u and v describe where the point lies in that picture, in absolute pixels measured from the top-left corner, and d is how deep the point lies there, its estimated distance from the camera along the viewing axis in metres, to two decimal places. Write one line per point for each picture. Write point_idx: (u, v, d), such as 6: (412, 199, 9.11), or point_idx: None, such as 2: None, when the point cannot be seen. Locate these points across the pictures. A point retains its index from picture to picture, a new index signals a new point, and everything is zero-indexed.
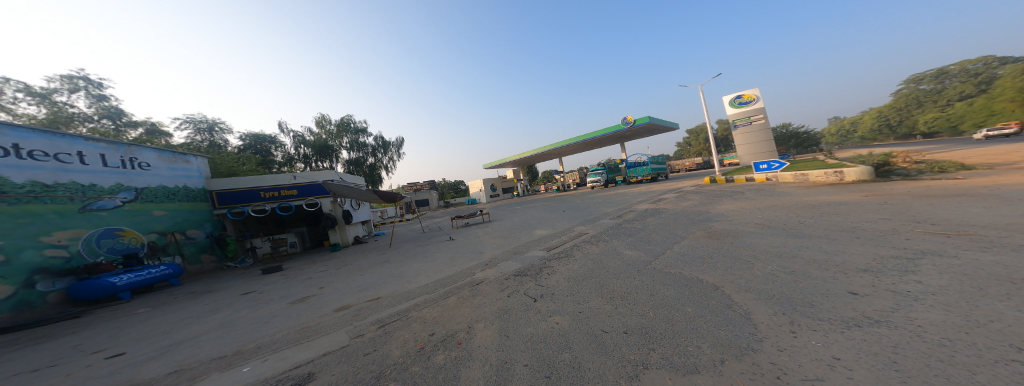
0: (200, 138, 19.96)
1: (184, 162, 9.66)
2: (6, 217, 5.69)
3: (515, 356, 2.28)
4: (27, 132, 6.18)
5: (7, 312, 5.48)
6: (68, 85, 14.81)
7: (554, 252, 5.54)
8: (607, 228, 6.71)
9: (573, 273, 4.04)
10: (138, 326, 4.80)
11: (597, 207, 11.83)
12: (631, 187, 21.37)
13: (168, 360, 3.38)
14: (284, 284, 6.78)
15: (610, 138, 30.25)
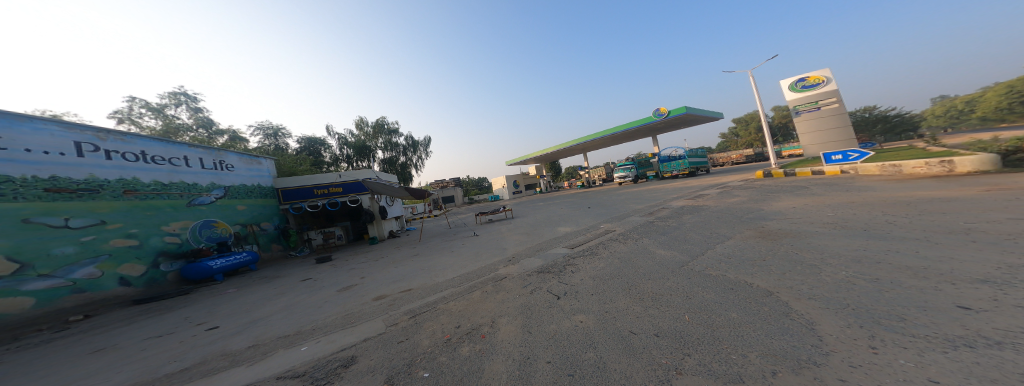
0: (269, 142, 22.62)
1: (260, 163, 11.17)
2: (138, 209, 7.13)
3: (537, 352, 2.28)
4: (150, 141, 7.76)
5: (141, 286, 6.85)
6: (175, 100, 17.68)
7: (581, 249, 5.43)
8: (637, 226, 6.42)
9: (600, 271, 3.92)
10: (219, 305, 5.62)
11: (627, 204, 11.28)
12: (663, 183, 20.12)
13: (245, 335, 3.92)
14: (332, 273, 7.47)
15: (640, 131, 28.69)
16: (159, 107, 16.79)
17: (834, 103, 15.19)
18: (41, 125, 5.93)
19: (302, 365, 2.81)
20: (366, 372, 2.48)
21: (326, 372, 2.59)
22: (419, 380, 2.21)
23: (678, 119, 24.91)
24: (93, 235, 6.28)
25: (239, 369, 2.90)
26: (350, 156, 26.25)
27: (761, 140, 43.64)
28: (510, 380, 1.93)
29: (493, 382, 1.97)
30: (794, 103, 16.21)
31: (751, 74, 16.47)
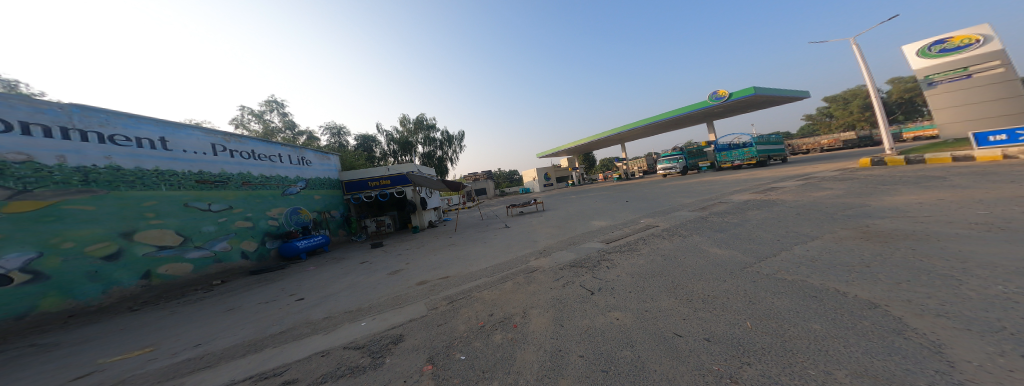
0: (334, 140, 25.47)
1: (330, 159, 12.61)
2: (251, 197, 8.68)
3: (569, 345, 2.27)
4: (255, 141, 9.33)
5: (256, 261, 8.41)
6: (269, 108, 20.83)
7: (621, 242, 5.19)
8: (686, 222, 5.89)
9: (640, 268, 3.71)
10: (298, 280, 6.63)
11: (675, 198, 10.33)
12: (716, 175, 18.03)
13: (321, 307, 4.59)
14: (383, 258, 8.26)
15: (691, 118, 25.96)
16: (258, 113, 19.95)
17: (993, 67, 11.87)
18: (190, 132, 7.65)
19: (361, 338, 3.20)
20: (412, 350, 2.72)
21: (380, 346, 2.92)
22: (457, 362, 2.36)
23: (742, 102, 21.83)
24: (225, 217, 7.89)
25: (317, 337, 3.42)
26: (394, 152, 28.33)
27: (863, 121, 35.37)
28: (542, 370, 1.96)
29: (526, 371, 2.00)
30: (924, 73, 13.13)
31: (852, 39, 13.51)
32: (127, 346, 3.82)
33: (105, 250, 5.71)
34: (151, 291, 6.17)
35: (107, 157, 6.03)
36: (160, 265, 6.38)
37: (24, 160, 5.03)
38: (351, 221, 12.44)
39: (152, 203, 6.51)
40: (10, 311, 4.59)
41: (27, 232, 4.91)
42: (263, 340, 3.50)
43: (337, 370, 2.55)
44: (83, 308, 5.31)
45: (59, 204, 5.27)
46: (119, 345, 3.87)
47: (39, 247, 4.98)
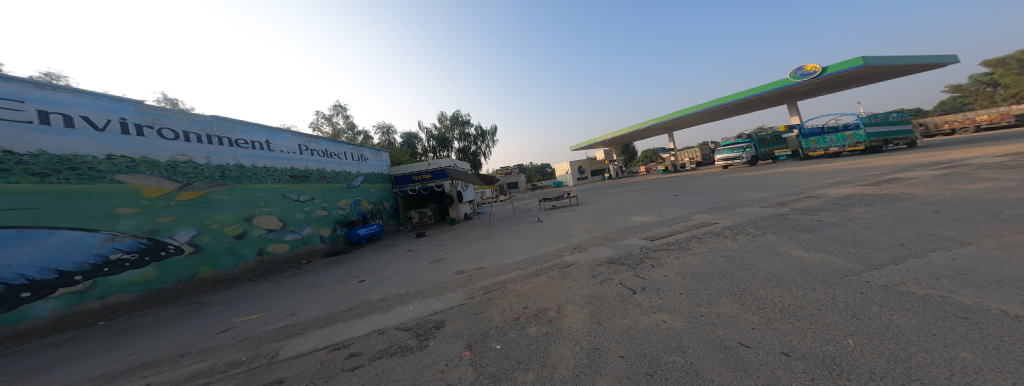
0: (384, 138, 27.77)
1: (382, 156, 13.81)
2: (327, 190, 9.97)
3: (607, 344, 2.20)
4: (329, 142, 10.67)
5: (330, 244, 9.72)
6: (337, 111, 23.42)
7: (669, 240, 4.82)
8: (755, 220, 5.16)
9: (693, 267, 3.39)
10: (354, 265, 7.43)
11: (736, 192, 9.14)
12: (785, 167, 15.60)
13: (377, 289, 5.10)
14: (426, 247, 8.84)
15: (761, 100, 22.76)
16: (326, 116, 22.59)
17: None
18: (286, 135, 9.14)
19: (410, 321, 3.50)
20: (452, 336, 2.89)
21: (425, 330, 3.15)
22: (493, 351, 2.44)
23: (843, 76, 18.27)
24: (311, 207, 9.26)
25: (373, 316, 3.82)
26: (434, 147, 29.81)
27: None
28: (578, 367, 1.93)
29: (561, 366, 1.98)
30: None
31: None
32: (238, 312, 4.73)
33: (236, 230, 7.23)
34: (262, 266, 7.60)
35: (235, 157, 7.63)
36: (268, 244, 7.81)
37: (187, 160, 6.69)
38: (399, 213, 13.55)
39: (263, 195, 7.99)
40: (182, 275, 6.15)
41: (192, 215, 6.49)
42: (334, 315, 4.04)
43: (390, 348, 2.83)
44: (224, 275, 6.83)
45: (210, 194, 6.87)
46: (233, 311, 4.82)
47: (198, 227, 6.53)
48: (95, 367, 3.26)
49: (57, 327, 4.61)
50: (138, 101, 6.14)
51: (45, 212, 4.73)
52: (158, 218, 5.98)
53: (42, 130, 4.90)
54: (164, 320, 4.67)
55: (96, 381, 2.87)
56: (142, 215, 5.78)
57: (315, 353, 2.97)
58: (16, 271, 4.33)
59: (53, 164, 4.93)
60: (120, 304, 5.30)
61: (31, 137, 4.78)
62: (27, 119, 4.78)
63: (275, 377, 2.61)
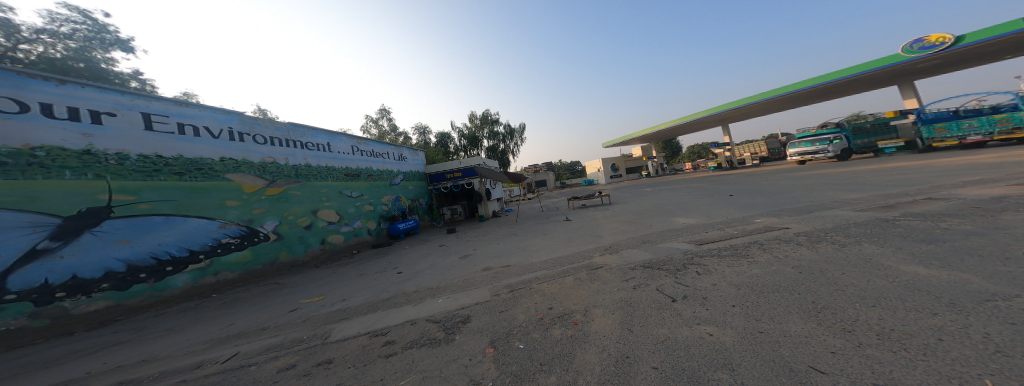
0: (421, 138, 29.25)
1: (419, 155, 14.52)
2: (374, 187, 10.81)
3: (639, 353, 2.03)
4: (378, 144, 11.62)
5: (376, 237, 10.50)
6: (382, 114, 25.55)
7: (720, 245, 4.32)
8: (835, 225, 4.34)
9: (750, 275, 2.96)
10: (389, 258, 7.88)
11: (806, 194, 7.93)
12: (865, 164, 13.22)
13: (409, 281, 5.35)
14: (454, 243, 9.07)
15: (845, 85, 19.48)
16: (373, 119, 24.57)
17: None
18: (343, 138, 10.20)
19: (439, 314, 3.59)
20: (476, 332, 2.89)
21: (452, 324, 3.21)
22: (516, 350, 2.39)
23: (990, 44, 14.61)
24: (362, 202, 10.12)
25: (406, 307, 4.00)
26: (465, 146, 30.60)
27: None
28: (605, 375, 1.81)
29: (586, 372, 1.89)
30: None
31: None
32: (293, 296, 5.30)
33: (306, 221, 8.21)
34: (323, 254, 8.50)
35: (306, 158, 8.73)
36: (328, 235, 8.72)
37: (273, 162, 7.84)
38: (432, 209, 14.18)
39: (326, 191, 8.98)
40: (267, 259, 7.16)
41: (277, 208, 7.58)
42: (372, 304, 4.31)
43: (420, 339, 2.93)
44: (297, 261, 7.76)
45: (288, 190, 7.94)
46: (286, 295, 5.38)
47: (278, 218, 7.56)
48: (183, 335, 3.87)
49: (188, 296, 5.80)
50: (240, 113, 7.43)
51: (182, 203, 5.98)
52: (252, 209, 7.09)
53: (180, 139, 6.24)
54: (236, 299, 5.39)
55: (184, 349, 3.40)
56: (243, 207, 6.91)
57: (357, 338, 3.19)
58: (162, 249, 5.59)
59: (187, 165, 6.22)
60: (226, 281, 6.37)
61: (173, 144, 6.11)
62: (171, 130, 6.13)
63: (323, 357, 2.84)
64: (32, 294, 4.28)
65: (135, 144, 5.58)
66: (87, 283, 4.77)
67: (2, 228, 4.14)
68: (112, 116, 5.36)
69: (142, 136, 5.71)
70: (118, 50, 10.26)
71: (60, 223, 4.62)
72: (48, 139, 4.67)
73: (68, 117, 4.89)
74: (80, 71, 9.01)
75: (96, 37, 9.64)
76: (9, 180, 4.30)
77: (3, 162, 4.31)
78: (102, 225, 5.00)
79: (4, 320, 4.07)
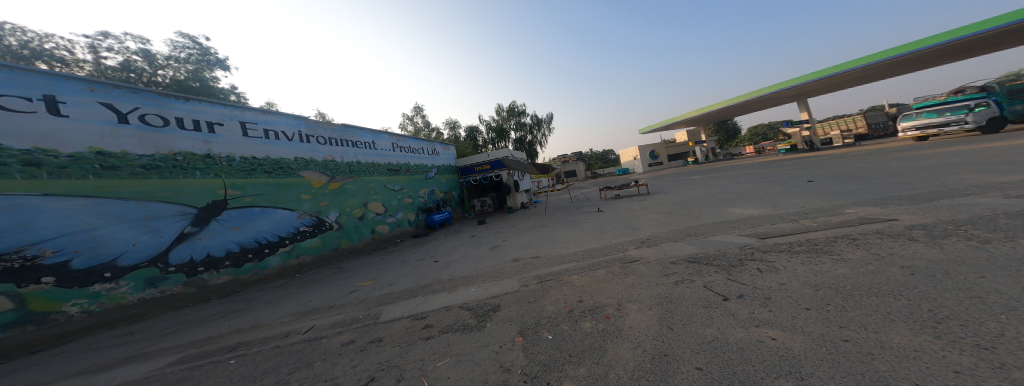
0: (452, 133, 30.07)
1: (451, 149, 14.90)
2: (412, 180, 11.41)
3: (680, 352, 1.86)
4: (413, 140, 12.16)
5: (415, 227, 11.13)
6: (417, 111, 26.71)
7: (790, 239, 3.79)
8: (955, 218, 3.51)
9: (831, 276, 2.52)
10: (424, 248, 8.28)
11: (907, 181, 6.56)
12: (988, 143, 10.61)
13: (443, 270, 5.56)
14: (484, 234, 9.25)
15: (979, 41, 15.36)
16: (409, 116, 25.84)
17: None
18: (385, 136, 10.83)
19: (471, 301, 3.68)
20: (506, 320, 2.91)
21: (482, 312, 3.26)
22: (545, 340, 2.37)
23: None
24: (403, 195, 10.76)
25: (440, 295, 4.15)
26: (493, 139, 30.75)
27: None
28: (640, 371, 1.70)
29: (618, 366, 1.80)
30: None
31: None
32: (344, 280, 5.83)
33: (359, 212, 8.95)
34: (374, 242, 9.24)
35: (358, 156, 9.48)
36: (377, 225, 9.43)
37: (333, 160, 8.64)
38: (463, 201, 14.62)
39: (375, 185, 9.68)
40: (333, 245, 7.97)
41: (337, 201, 8.35)
42: (411, 290, 4.56)
43: (454, 324, 3.02)
44: (354, 248, 8.54)
45: (345, 184, 8.72)
46: (335, 280, 5.93)
47: (339, 209, 8.32)
48: (255, 310, 4.48)
49: (281, 274, 6.72)
50: (306, 118, 8.25)
51: (271, 197, 6.87)
52: (320, 202, 7.91)
53: (266, 142, 7.12)
54: (294, 282, 6.09)
55: (256, 323, 3.93)
56: (313, 200, 7.73)
57: (400, 320, 3.40)
58: (262, 235, 6.54)
59: (273, 165, 7.10)
60: (306, 264, 7.25)
61: (262, 147, 7.00)
62: (261, 135, 7.05)
63: (374, 336, 3.07)
64: (185, 268, 5.38)
65: (238, 148, 6.56)
66: (217, 260, 5.80)
67: (163, 216, 5.26)
68: (221, 125, 6.35)
69: (241, 142, 6.64)
70: (219, 68, 12.33)
71: (197, 213, 5.68)
72: (183, 146, 5.73)
73: (193, 128, 5.93)
74: (198, 89, 11.36)
75: (205, 59, 11.88)
76: (163, 180, 5.37)
77: (159, 165, 5.37)
78: (222, 214, 6.01)
79: (171, 286, 5.20)
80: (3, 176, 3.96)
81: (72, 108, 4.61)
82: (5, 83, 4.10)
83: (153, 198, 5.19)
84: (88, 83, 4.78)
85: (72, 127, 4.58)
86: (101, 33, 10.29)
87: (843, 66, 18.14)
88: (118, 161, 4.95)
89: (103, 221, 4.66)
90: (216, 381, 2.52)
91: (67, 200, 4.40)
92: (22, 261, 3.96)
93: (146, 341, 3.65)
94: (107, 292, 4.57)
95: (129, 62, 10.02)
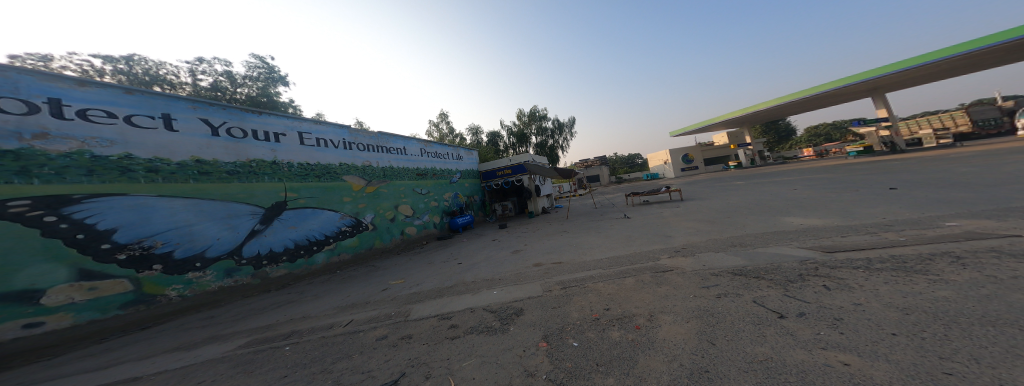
0: (475, 138, 30.81)
1: (474, 154, 15.29)
2: (438, 184, 11.88)
3: (725, 369, 1.71)
4: (440, 146, 12.70)
5: (440, 229, 11.52)
6: (443, 117, 27.81)
7: (867, 254, 3.32)
8: None
9: (919, 301, 2.15)
10: (449, 250, 8.52)
11: (1021, 190, 5.44)
12: None
13: (468, 272, 5.68)
14: (507, 238, 9.30)
15: None
16: (435, 123, 27.00)
17: None
18: (415, 143, 11.43)
19: (495, 304, 3.71)
20: (530, 325, 2.89)
21: (506, 315, 3.27)
22: (570, 347, 2.31)
23: None
24: (429, 198, 11.23)
25: (464, 296, 4.24)
26: (515, 143, 30.96)
27: None
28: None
29: (651, 379, 1.71)
30: None
31: None
32: (376, 278, 6.17)
33: (391, 214, 9.48)
34: (403, 243, 9.71)
35: (393, 161, 10.12)
36: (406, 226, 9.91)
37: (371, 166, 9.31)
38: (486, 205, 14.86)
39: (405, 189, 10.22)
40: (368, 245, 8.52)
41: (373, 203, 8.94)
42: (436, 290, 4.71)
43: (479, 326, 3.07)
44: (386, 248, 9.05)
45: (380, 188, 9.32)
46: (368, 278, 6.30)
47: (374, 211, 8.89)
48: (300, 303, 4.89)
49: (325, 270, 7.32)
50: (349, 127, 9.00)
51: (320, 199, 7.56)
52: (359, 204, 8.53)
53: (318, 150, 7.86)
54: (333, 278, 6.59)
55: (301, 314, 4.29)
56: (353, 203, 8.37)
57: (428, 319, 3.53)
58: (312, 233, 7.19)
59: (323, 170, 7.82)
60: (346, 261, 7.82)
61: (315, 154, 7.74)
62: (314, 144, 7.81)
63: (404, 333, 3.22)
64: (253, 261, 6.09)
65: (297, 155, 7.33)
66: (277, 255, 6.49)
67: (239, 215, 6.02)
68: (284, 136, 7.16)
69: (299, 149, 7.41)
70: (281, 84, 13.95)
71: (263, 213, 6.42)
72: (255, 154, 6.52)
73: (264, 138, 6.75)
74: (265, 104, 13.00)
75: (271, 77, 13.51)
76: (240, 184, 6.16)
77: (238, 171, 6.19)
78: (283, 214, 6.73)
79: (243, 277, 5.90)
80: (132, 181, 4.86)
81: (180, 124, 5.51)
82: (137, 105, 5.04)
83: (233, 199, 5.97)
84: (192, 102, 5.67)
85: (180, 139, 5.48)
86: (196, 59, 12.20)
87: (929, 56, 15.62)
88: (210, 167, 5.78)
89: (197, 218, 5.45)
90: (273, 364, 2.78)
91: (173, 200, 5.22)
92: (140, 250, 4.79)
93: (217, 325, 4.15)
94: (197, 280, 5.32)
95: (216, 82, 11.77)
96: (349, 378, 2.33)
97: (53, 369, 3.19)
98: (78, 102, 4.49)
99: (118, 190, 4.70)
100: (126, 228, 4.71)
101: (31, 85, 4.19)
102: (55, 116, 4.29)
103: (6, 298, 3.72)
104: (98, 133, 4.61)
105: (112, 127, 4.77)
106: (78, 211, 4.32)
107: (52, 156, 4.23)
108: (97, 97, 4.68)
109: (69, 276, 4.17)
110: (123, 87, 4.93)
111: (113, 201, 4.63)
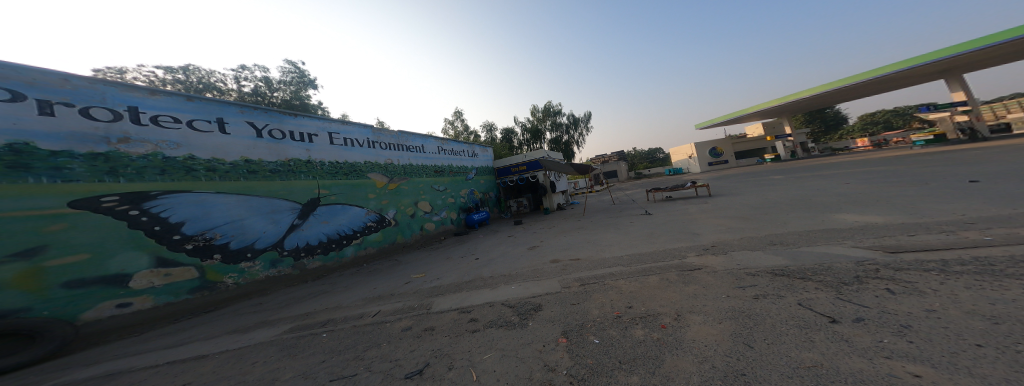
0: (489, 135, 30.92)
1: (489, 151, 15.35)
2: (455, 181, 12.10)
3: (763, 374, 1.59)
4: (456, 143, 12.90)
5: (457, 226, 11.74)
6: (456, 115, 28.05)
7: (940, 256, 2.95)
8: None
9: (1010, 311, 1.88)
10: (468, 245, 8.65)
11: None
12: None
13: (487, 267, 5.73)
14: (524, 234, 9.28)
15: None
16: (450, 121, 27.36)
17: None
18: (432, 141, 11.66)
19: (513, 299, 3.72)
20: (548, 321, 2.86)
21: (524, 310, 3.26)
22: (591, 344, 2.26)
23: None
24: (447, 195, 11.46)
25: (483, 291, 4.27)
26: (529, 140, 30.70)
27: None
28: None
29: (679, 379, 1.63)
30: None
31: None
32: (401, 272, 6.39)
33: (411, 211, 9.76)
34: (423, 238, 9.99)
35: (413, 159, 10.42)
36: (425, 222, 10.18)
37: (394, 163, 9.64)
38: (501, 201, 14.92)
39: (424, 186, 10.49)
40: (391, 240, 8.84)
41: (395, 200, 9.26)
42: (455, 285, 4.79)
43: (499, 320, 3.09)
44: (407, 243, 9.37)
45: (401, 185, 9.63)
46: (393, 271, 6.55)
47: (395, 207, 9.20)
48: (332, 293, 5.18)
49: (354, 263, 7.69)
50: (373, 126, 9.33)
51: (349, 196, 7.94)
52: (382, 201, 8.86)
53: (345, 149, 8.22)
54: (361, 271, 6.91)
55: (334, 304, 4.56)
56: (377, 199, 8.70)
57: (448, 312, 3.59)
58: (343, 228, 7.60)
59: (350, 168, 8.21)
60: (371, 255, 8.17)
61: (343, 153, 8.11)
62: (342, 143, 8.19)
63: (426, 325, 3.30)
64: (294, 252, 6.55)
65: (327, 154, 7.72)
66: (314, 247, 6.93)
67: (281, 211, 6.47)
68: (316, 136, 7.57)
69: (328, 149, 7.79)
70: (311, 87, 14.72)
71: (301, 208, 6.85)
72: (292, 154, 6.95)
73: (299, 139, 7.17)
74: (299, 107, 13.82)
75: (302, 81, 14.29)
76: (281, 181, 6.60)
77: (280, 169, 6.64)
78: (317, 209, 7.14)
79: (285, 268, 6.35)
80: (195, 179, 5.36)
81: (231, 127, 5.99)
82: (196, 111, 5.54)
83: (275, 196, 6.42)
84: (240, 107, 6.16)
85: (231, 141, 5.94)
86: (239, 67, 13.19)
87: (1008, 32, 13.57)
88: (256, 166, 6.23)
89: (247, 213, 5.91)
90: (313, 349, 2.97)
91: (227, 197, 5.69)
92: (204, 241, 5.28)
93: (263, 311, 4.50)
94: (248, 269, 5.79)
95: (256, 88, 12.66)
96: (378, 366, 2.43)
97: (131, 346, 3.60)
98: (151, 110, 5.03)
99: (184, 187, 5.19)
100: (191, 221, 5.20)
101: (114, 95, 4.73)
102: (134, 122, 4.84)
103: (103, 280, 4.28)
104: (166, 136, 5.14)
105: (177, 131, 5.27)
106: (155, 205, 4.84)
107: (133, 157, 4.78)
108: (165, 104, 5.21)
109: (149, 263, 4.70)
110: (184, 95, 5.43)
111: (181, 197, 5.13)
